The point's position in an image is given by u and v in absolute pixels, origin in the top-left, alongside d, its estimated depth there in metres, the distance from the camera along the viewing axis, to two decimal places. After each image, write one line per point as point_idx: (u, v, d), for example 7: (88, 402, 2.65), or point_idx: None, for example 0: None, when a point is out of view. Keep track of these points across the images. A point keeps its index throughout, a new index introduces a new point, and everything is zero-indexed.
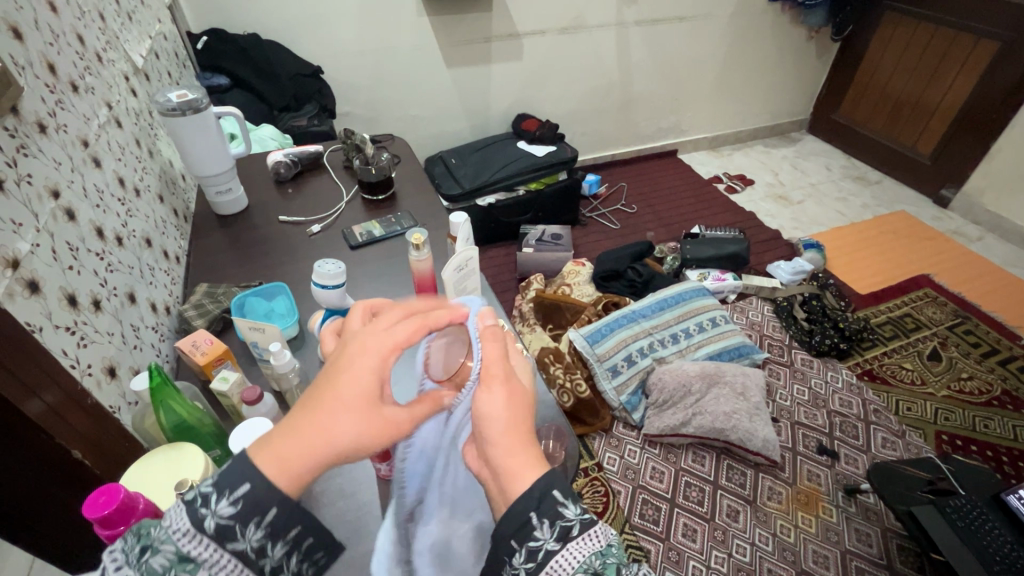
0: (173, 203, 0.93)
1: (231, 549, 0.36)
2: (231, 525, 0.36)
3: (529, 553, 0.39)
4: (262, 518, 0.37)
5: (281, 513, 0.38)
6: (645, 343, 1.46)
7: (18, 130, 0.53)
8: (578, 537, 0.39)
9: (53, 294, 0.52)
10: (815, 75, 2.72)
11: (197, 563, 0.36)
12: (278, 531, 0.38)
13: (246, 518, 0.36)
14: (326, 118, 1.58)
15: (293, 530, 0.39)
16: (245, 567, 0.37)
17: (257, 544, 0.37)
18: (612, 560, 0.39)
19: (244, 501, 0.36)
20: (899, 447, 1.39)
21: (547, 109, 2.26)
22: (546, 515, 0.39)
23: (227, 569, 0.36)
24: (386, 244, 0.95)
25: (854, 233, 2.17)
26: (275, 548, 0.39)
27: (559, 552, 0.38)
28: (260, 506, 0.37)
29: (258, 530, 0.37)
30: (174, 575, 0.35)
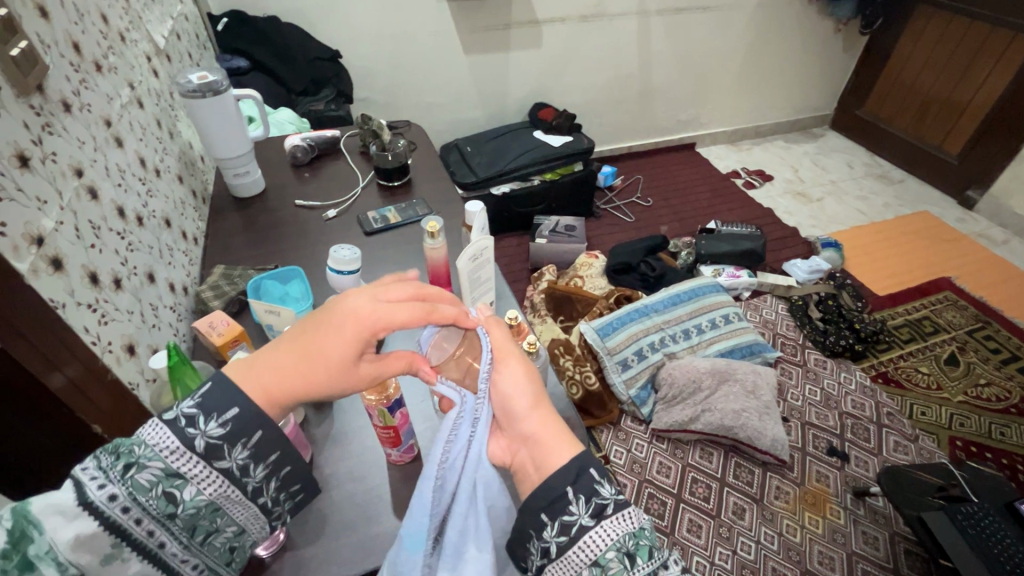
0: (192, 184, 0.94)
1: (219, 467, 0.43)
2: (219, 445, 0.43)
3: (563, 526, 0.42)
4: (247, 440, 0.44)
5: (265, 435, 0.45)
6: (656, 338, 1.45)
7: (44, 108, 0.54)
8: (612, 516, 0.42)
9: (76, 271, 0.53)
10: (840, 69, 2.65)
11: (185, 477, 0.42)
12: (262, 454, 0.45)
13: (234, 439, 0.43)
14: (343, 103, 1.58)
15: (273, 454, 0.46)
16: (230, 483, 0.44)
17: (241, 463, 0.44)
18: (644, 542, 0.41)
19: (232, 420, 0.43)
20: (912, 451, 1.37)
21: (565, 98, 2.24)
22: (583, 492, 0.43)
23: (215, 482, 0.43)
24: (400, 231, 0.95)
25: (875, 232, 2.13)
26: (256, 469, 0.45)
27: (593, 528, 0.41)
28: (247, 429, 0.44)
29: (243, 450, 0.44)
30: (162, 488, 0.42)
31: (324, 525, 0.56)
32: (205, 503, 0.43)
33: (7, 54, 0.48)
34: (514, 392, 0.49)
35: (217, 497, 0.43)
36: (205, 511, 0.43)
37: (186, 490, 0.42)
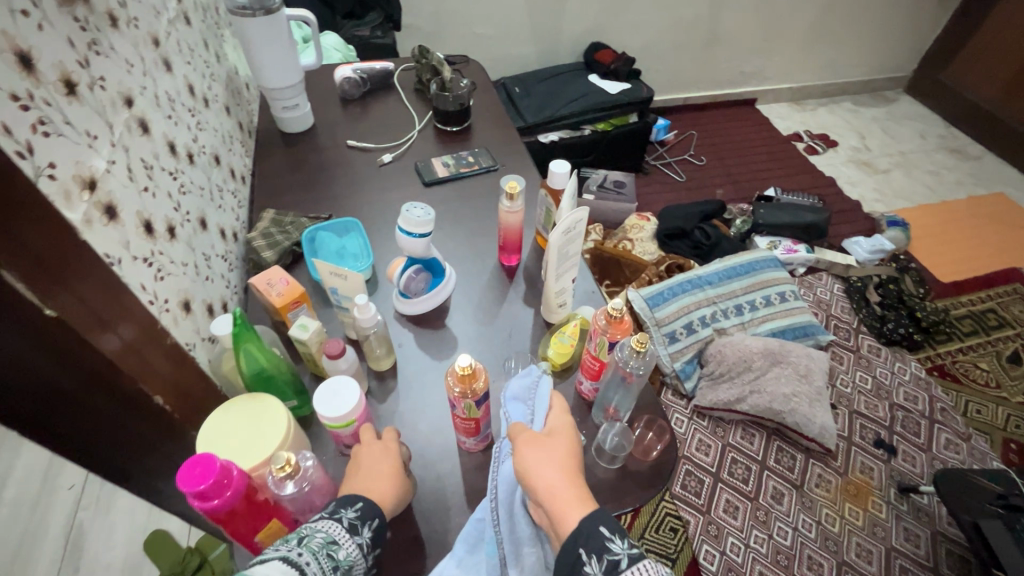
0: (239, 116, 0.85)
1: (357, 540, 0.43)
2: (356, 524, 0.43)
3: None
4: (373, 522, 0.44)
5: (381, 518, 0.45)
6: (707, 312, 1.38)
7: (89, 22, 0.45)
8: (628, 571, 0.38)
9: (130, 220, 0.47)
10: (929, 24, 2.39)
11: (339, 544, 0.41)
12: (377, 537, 0.44)
13: (367, 518, 0.44)
14: (390, 30, 1.44)
15: (380, 546, 0.45)
16: (361, 561, 0.42)
17: (367, 544, 0.43)
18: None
19: (362, 507, 0.44)
20: (963, 451, 1.32)
21: (623, 39, 2.05)
22: (594, 550, 0.39)
23: (353, 552, 0.42)
24: (462, 184, 0.87)
25: (943, 213, 1.98)
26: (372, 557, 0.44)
27: None
28: (372, 511, 0.44)
29: (370, 531, 0.44)
30: (324, 550, 0.40)
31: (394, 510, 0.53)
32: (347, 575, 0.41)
33: None
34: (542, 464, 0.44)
35: (355, 563, 0.42)
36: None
37: (343, 553, 0.41)
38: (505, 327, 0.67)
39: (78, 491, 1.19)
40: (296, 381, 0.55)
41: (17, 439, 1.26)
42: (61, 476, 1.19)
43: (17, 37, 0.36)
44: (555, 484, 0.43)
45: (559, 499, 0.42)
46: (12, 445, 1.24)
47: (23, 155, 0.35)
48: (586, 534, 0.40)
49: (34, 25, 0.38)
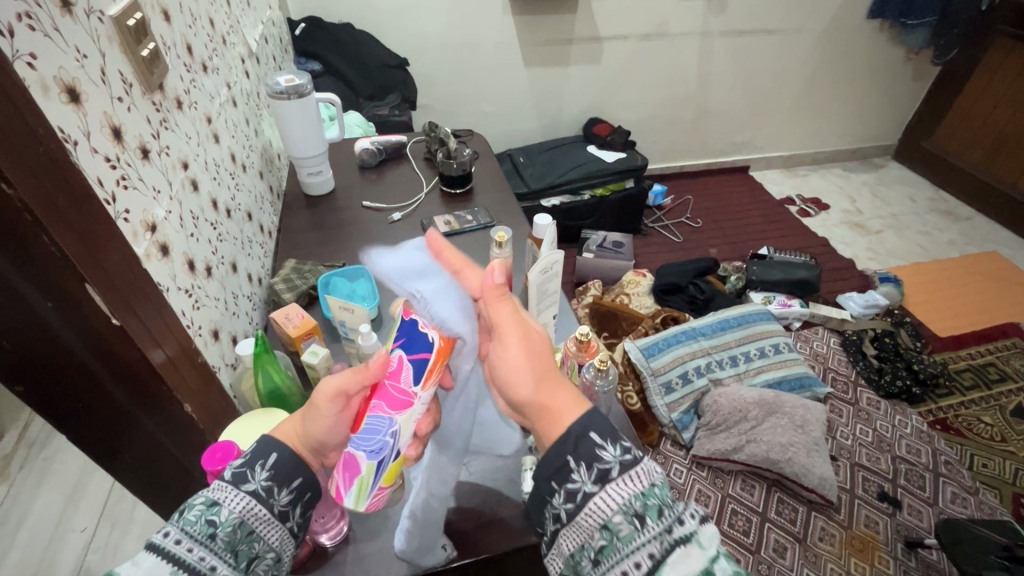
0: (270, 180, 0.98)
1: (245, 489, 0.42)
2: (243, 471, 0.43)
3: (570, 494, 0.40)
4: (266, 461, 0.44)
5: (282, 457, 0.45)
6: (702, 362, 1.42)
7: (162, 105, 0.58)
8: (618, 478, 0.40)
9: (178, 258, 0.57)
10: (907, 99, 2.57)
11: (221, 502, 0.41)
12: (283, 475, 0.44)
13: (254, 462, 0.44)
14: (406, 109, 1.62)
15: (298, 479, 0.45)
16: (260, 503, 0.42)
17: (266, 485, 0.43)
18: (653, 503, 0.39)
19: (249, 452, 0.44)
20: (971, 505, 1.30)
21: (620, 114, 2.24)
22: (585, 458, 0.40)
23: (243, 501, 0.42)
24: (462, 238, 0.97)
25: (937, 270, 2.04)
26: (281, 493, 0.44)
27: (598, 494, 0.39)
28: (264, 451, 0.45)
29: (263, 470, 0.44)
30: (203, 516, 0.40)
31: (388, 520, 0.59)
32: (239, 524, 0.41)
33: (139, 54, 0.52)
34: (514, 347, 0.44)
35: (246, 515, 0.41)
36: (241, 534, 0.41)
37: (225, 513, 0.41)
38: None
39: (89, 534, 1.22)
40: (304, 402, 0.63)
41: (35, 482, 1.31)
42: (75, 518, 1.23)
43: (113, 116, 0.48)
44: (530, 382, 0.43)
45: (555, 400, 0.42)
46: (35, 486, 1.29)
47: (108, 202, 0.45)
48: (579, 440, 0.41)
49: (125, 107, 0.50)
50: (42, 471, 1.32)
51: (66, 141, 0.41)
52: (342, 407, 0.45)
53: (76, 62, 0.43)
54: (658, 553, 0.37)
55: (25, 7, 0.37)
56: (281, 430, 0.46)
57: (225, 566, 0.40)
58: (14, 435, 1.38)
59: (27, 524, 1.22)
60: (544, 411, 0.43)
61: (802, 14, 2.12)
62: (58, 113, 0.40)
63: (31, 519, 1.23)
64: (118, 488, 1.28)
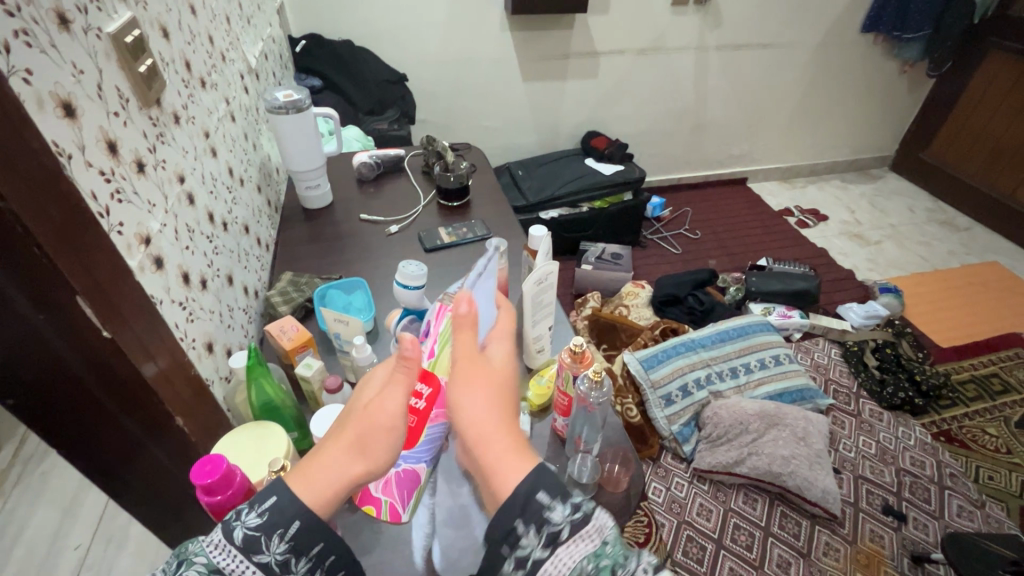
0: (268, 194, 0.99)
1: (258, 561, 0.37)
2: (257, 537, 0.37)
3: (519, 561, 0.35)
4: (285, 530, 0.37)
5: (304, 524, 0.38)
6: (702, 374, 1.41)
7: (159, 120, 0.58)
8: (568, 541, 0.35)
9: (173, 270, 0.57)
10: (903, 111, 2.59)
11: (224, 574, 0.36)
12: (304, 544, 0.38)
13: (272, 529, 0.37)
14: (405, 123, 1.63)
15: (317, 547, 0.39)
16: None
17: (280, 559, 0.37)
18: (606, 561, 0.35)
19: (269, 514, 0.37)
20: (977, 518, 1.28)
21: (618, 128, 2.26)
22: (532, 521, 0.36)
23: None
24: (459, 250, 0.98)
25: (938, 280, 2.03)
26: (297, 563, 0.38)
27: (548, 560, 0.35)
28: (285, 516, 0.37)
29: (281, 542, 0.37)
30: None
31: (379, 533, 0.58)
32: None
33: (136, 70, 0.53)
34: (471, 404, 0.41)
35: None
36: None
37: None
38: None
39: (82, 551, 1.20)
40: (298, 415, 0.63)
41: (29, 497, 1.29)
42: (70, 534, 1.22)
43: (109, 130, 0.48)
44: (492, 428, 0.40)
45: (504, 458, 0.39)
46: (30, 501, 1.28)
47: (101, 215, 0.45)
48: (524, 501, 0.36)
49: (121, 122, 0.50)
50: (37, 487, 1.31)
51: (61, 155, 0.41)
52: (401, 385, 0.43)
53: (72, 78, 0.44)
54: None
55: (22, 24, 0.38)
56: (310, 489, 0.39)
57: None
58: (11, 449, 1.37)
59: (21, 541, 1.21)
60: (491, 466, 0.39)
61: (796, 28, 2.14)
62: (52, 127, 0.40)
63: (25, 536, 1.22)
64: (114, 503, 1.27)
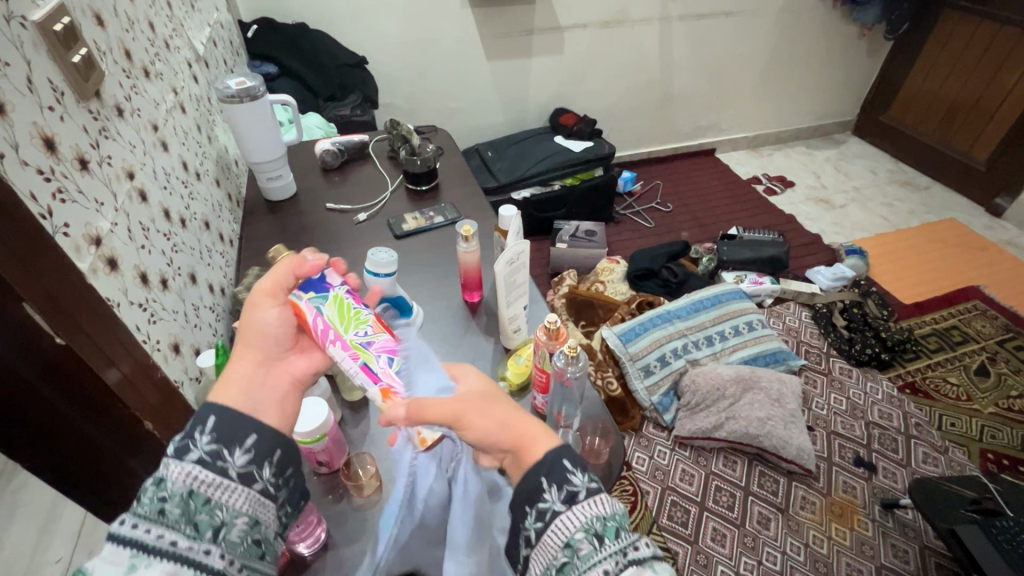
0: (228, 187, 0.96)
1: (190, 459, 0.39)
2: (184, 443, 0.40)
3: (539, 513, 0.42)
4: (204, 426, 0.41)
5: (220, 418, 0.42)
6: (679, 344, 1.44)
7: (100, 113, 0.55)
8: (583, 502, 0.41)
9: (129, 271, 0.54)
10: (862, 75, 2.63)
11: (167, 477, 0.39)
12: (227, 435, 0.41)
13: (192, 429, 0.41)
14: (368, 108, 1.59)
15: (249, 436, 0.42)
16: (206, 468, 0.39)
17: (209, 451, 0.40)
18: (612, 524, 0.40)
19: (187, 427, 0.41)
20: (942, 463, 1.35)
21: (586, 104, 2.24)
22: (555, 481, 0.42)
23: (187, 472, 0.39)
24: (429, 235, 0.97)
25: (900, 239, 2.10)
26: (233, 455, 0.41)
27: (563, 514, 0.40)
28: (200, 417, 0.42)
29: (205, 435, 0.40)
30: (153, 493, 0.38)
31: (366, 521, 0.58)
32: (189, 494, 0.38)
33: (70, 61, 0.50)
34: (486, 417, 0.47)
35: (194, 484, 0.39)
36: (194, 503, 0.38)
37: (171, 486, 0.38)
38: (467, 351, 0.74)
39: (64, 563, 1.18)
40: None
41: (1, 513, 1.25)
42: (50, 547, 1.19)
43: (44, 126, 0.45)
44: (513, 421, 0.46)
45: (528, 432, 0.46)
46: (6, 518, 1.24)
47: (44, 217, 0.43)
48: (549, 467, 0.43)
49: (57, 117, 0.47)
50: (10, 502, 1.27)
51: None
52: (283, 305, 0.52)
53: None
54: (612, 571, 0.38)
55: None
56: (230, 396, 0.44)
57: (187, 531, 0.37)
58: None
59: None
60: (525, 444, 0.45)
61: None
62: None
63: (2, 552, 1.18)
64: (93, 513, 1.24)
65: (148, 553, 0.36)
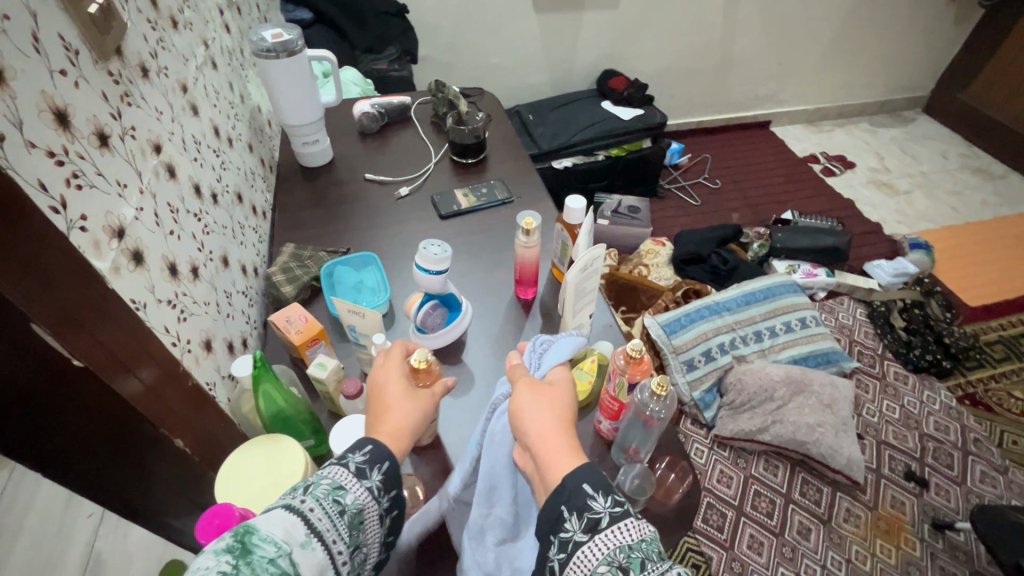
0: (261, 152, 0.88)
1: (366, 485, 0.40)
2: (365, 469, 0.41)
3: (561, 544, 0.40)
4: (382, 465, 0.41)
5: (390, 468, 0.42)
6: (726, 338, 1.35)
7: (122, 75, 0.47)
8: (606, 531, 0.39)
9: (156, 263, 0.47)
10: (944, 45, 2.38)
11: (347, 487, 0.39)
12: (389, 484, 0.42)
13: (376, 460, 0.41)
14: (407, 62, 1.47)
15: (394, 491, 0.42)
16: (373, 504, 0.40)
17: (377, 487, 0.41)
18: (638, 556, 0.37)
19: (371, 451, 0.42)
20: (1000, 484, 1.26)
21: (637, 66, 2.07)
22: (575, 508, 0.40)
23: (361, 495, 0.40)
24: (477, 217, 0.88)
25: (970, 233, 1.93)
26: (383, 499, 0.41)
27: (585, 545, 0.38)
28: (380, 456, 0.42)
29: (380, 473, 0.41)
30: (331, 495, 0.38)
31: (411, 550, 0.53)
32: (356, 513, 0.39)
33: (86, 12, 0.41)
34: (532, 415, 0.46)
35: (365, 508, 0.40)
36: (355, 524, 0.39)
37: (350, 498, 0.39)
38: None
39: (94, 521, 1.18)
40: (314, 420, 0.55)
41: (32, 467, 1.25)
42: (79, 505, 1.18)
43: (55, 95, 0.37)
44: (552, 432, 0.45)
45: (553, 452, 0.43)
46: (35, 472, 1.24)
47: (56, 210, 0.35)
48: (571, 490, 0.41)
49: (71, 83, 0.39)
50: None
51: None
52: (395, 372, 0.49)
53: None
54: None
55: None
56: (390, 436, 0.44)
57: (346, 546, 0.38)
58: None
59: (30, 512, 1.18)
60: (544, 459, 0.43)
61: None
62: None
63: (34, 507, 1.18)
64: None
65: (317, 541, 0.36)
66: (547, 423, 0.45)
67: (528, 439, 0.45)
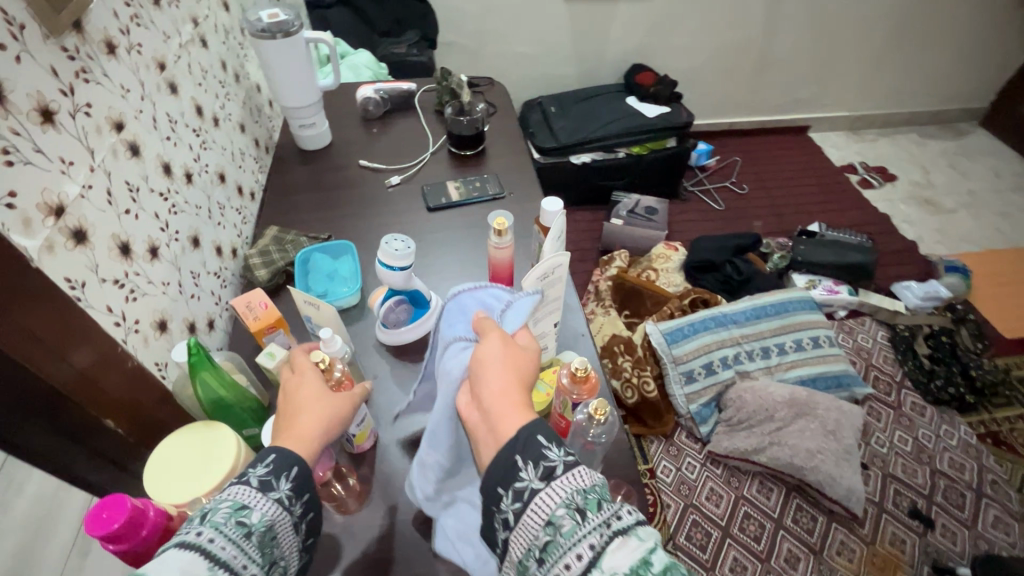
0: (256, 132, 0.88)
1: (272, 497, 0.40)
2: (269, 481, 0.40)
3: (517, 494, 0.37)
4: (288, 473, 0.41)
5: (301, 469, 0.42)
6: (730, 352, 1.29)
7: (80, 51, 0.47)
8: (562, 476, 0.37)
9: (103, 242, 0.47)
10: (1009, 54, 2.21)
11: (250, 505, 0.38)
12: (299, 489, 0.41)
13: (280, 472, 0.41)
14: (425, 47, 1.45)
15: (305, 496, 0.42)
16: (283, 513, 0.40)
17: (287, 497, 0.40)
18: (594, 496, 0.37)
19: (274, 461, 0.41)
20: (1014, 532, 1.18)
21: (669, 61, 1.99)
22: (531, 456, 0.38)
23: (269, 510, 0.39)
24: (465, 212, 0.86)
25: (1016, 260, 1.80)
26: (295, 506, 0.41)
27: (542, 491, 0.37)
28: (285, 464, 0.41)
29: (287, 482, 0.41)
30: (234, 518, 0.37)
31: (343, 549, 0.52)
32: (266, 531, 0.38)
33: None
34: (490, 370, 0.42)
35: (275, 521, 0.39)
36: (267, 540, 0.38)
37: (256, 516, 0.38)
38: None
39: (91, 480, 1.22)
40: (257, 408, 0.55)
41: None
42: None
43: None
44: (506, 388, 0.41)
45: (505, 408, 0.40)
46: None
47: None
48: (523, 442, 0.38)
49: (11, 57, 0.39)
50: None
51: None
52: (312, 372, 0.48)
53: None
54: (598, 544, 0.34)
55: None
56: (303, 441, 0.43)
57: (258, 565, 0.37)
58: None
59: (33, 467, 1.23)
60: (496, 413, 0.40)
61: None
62: None
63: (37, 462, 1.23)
64: None
65: (225, 570, 0.35)
66: (505, 380, 0.42)
67: (479, 394, 0.42)
